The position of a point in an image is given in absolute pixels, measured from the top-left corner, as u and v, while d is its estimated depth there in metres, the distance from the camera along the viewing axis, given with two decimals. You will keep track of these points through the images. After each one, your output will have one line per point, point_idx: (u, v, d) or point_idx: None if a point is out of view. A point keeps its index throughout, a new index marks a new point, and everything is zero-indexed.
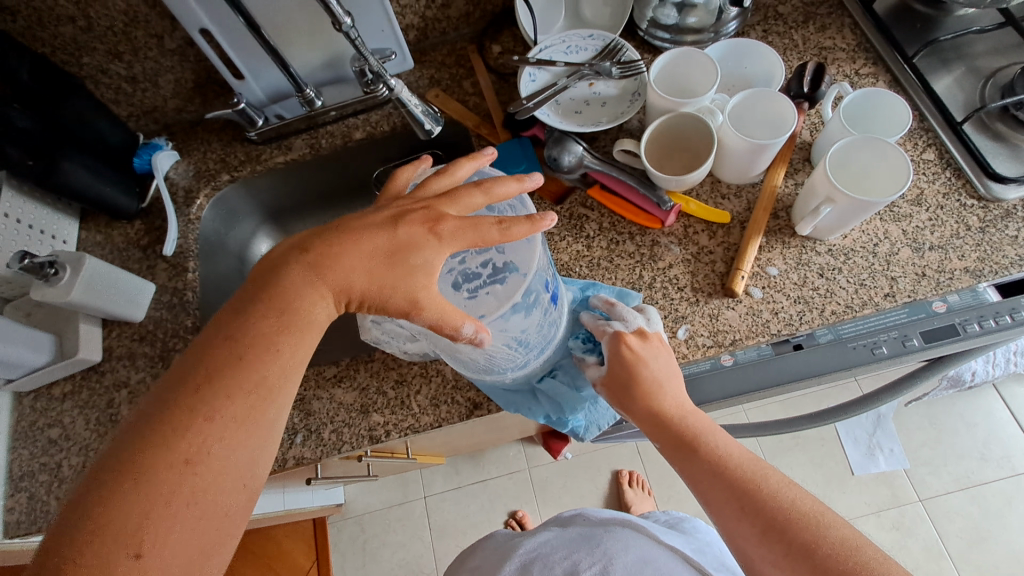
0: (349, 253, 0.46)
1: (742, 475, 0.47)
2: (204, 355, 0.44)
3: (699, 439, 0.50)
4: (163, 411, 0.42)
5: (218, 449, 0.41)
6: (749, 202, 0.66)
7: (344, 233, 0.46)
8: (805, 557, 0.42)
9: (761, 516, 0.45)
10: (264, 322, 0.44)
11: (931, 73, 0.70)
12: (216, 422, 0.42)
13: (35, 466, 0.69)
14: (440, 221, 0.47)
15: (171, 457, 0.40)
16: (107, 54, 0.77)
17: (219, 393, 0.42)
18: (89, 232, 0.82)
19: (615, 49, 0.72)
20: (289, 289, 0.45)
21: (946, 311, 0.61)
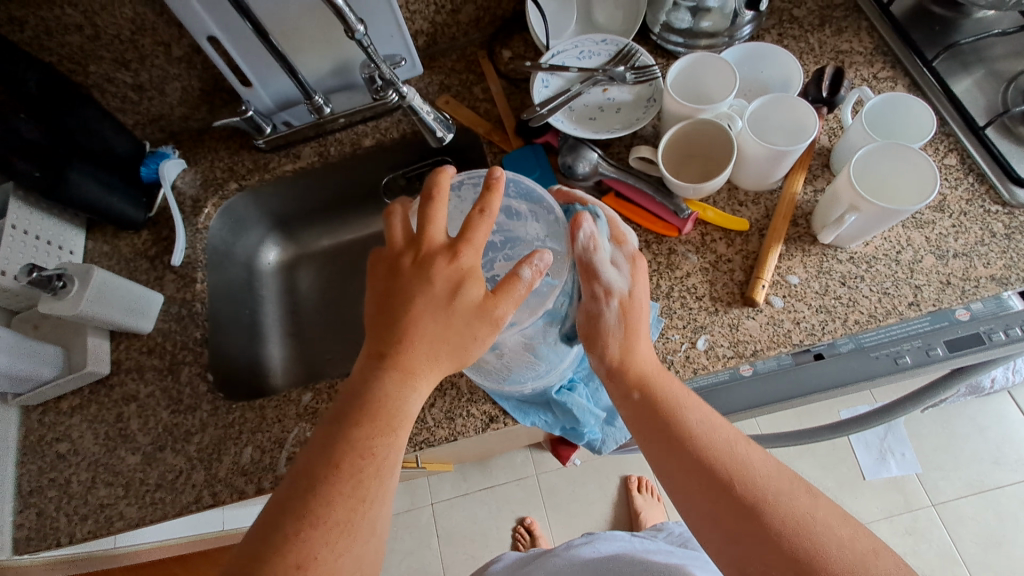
0: (422, 340, 0.43)
1: (705, 443, 0.47)
2: (304, 459, 0.42)
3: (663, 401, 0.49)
4: (267, 520, 0.40)
5: (329, 554, 0.39)
6: (767, 209, 0.65)
7: (406, 318, 0.44)
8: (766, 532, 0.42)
9: (722, 482, 0.45)
10: (354, 422, 0.42)
11: (950, 77, 0.69)
12: (325, 529, 0.39)
13: (44, 482, 0.68)
14: (452, 263, 0.44)
15: (284, 564, 0.38)
16: (113, 62, 0.76)
17: (324, 495, 0.40)
18: (96, 243, 0.81)
19: (629, 55, 0.71)
20: (373, 386, 0.43)
21: (969, 319, 0.60)
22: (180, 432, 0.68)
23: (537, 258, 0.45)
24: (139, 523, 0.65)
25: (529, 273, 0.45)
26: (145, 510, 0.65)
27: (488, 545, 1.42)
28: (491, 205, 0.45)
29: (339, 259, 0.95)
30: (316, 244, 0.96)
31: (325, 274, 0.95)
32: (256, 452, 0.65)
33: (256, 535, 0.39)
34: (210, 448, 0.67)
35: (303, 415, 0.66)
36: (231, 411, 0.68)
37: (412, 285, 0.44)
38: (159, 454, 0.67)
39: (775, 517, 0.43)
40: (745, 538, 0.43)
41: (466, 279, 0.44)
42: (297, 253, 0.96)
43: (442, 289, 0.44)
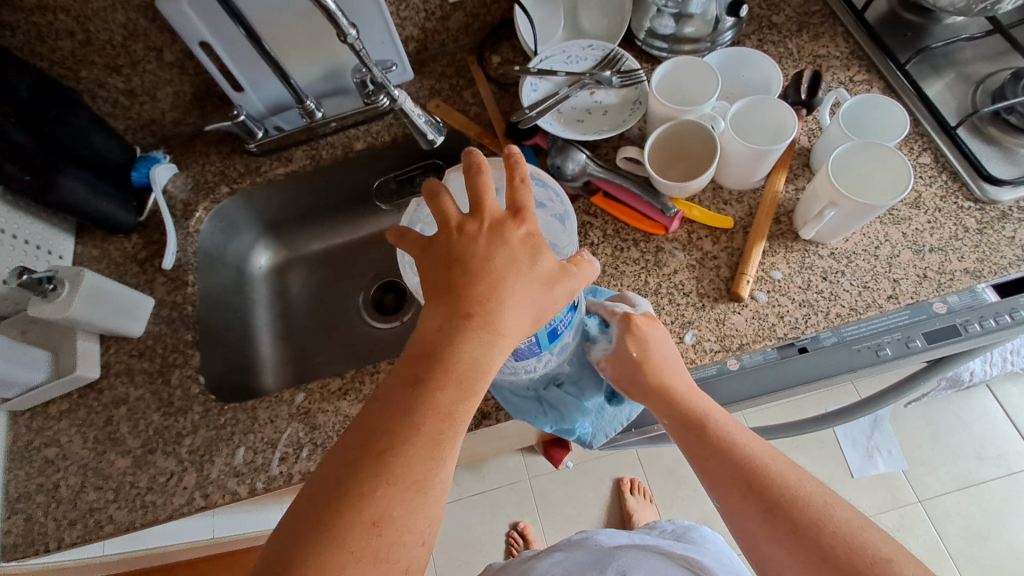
0: (511, 300, 0.43)
1: (753, 463, 0.46)
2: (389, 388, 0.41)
3: (709, 427, 0.50)
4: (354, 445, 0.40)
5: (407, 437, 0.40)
6: (750, 208, 0.67)
7: (485, 273, 0.43)
8: (806, 538, 0.42)
9: (765, 497, 0.45)
10: (429, 379, 0.41)
11: (923, 80, 0.71)
12: (400, 488, 0.39)
13: (33, 487, 0.67)
14: (522, 228, 0.45)
15: (370, 450, 0.39)
16: (105, 67, 0.77)
17: (417, 407, 0.40)
18: (84, 247, 0.81)
19: (615, 59, 0.73)
20: (458, 346, 0.41)
21: (946, 311, 0.62)
22: (170, 434, 0.68)
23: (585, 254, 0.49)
24: (130, 526, 0.64)
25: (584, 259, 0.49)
26: (136, 514, 0.64)
27: (480, 551, 1.42)
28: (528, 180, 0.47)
29: (331, 263, 0.95)
30: (307, 248, 0.96)
31: (316, 278, 0.95)
32: (248, 453, 0.65)
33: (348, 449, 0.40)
34: (202, 450, 0.66)
35: (295, 415, 0.66)
36: (223, 413, 0.68)
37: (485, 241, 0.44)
38: (150, 457, 0.67)
39: (817, 523, 0.43)
40: (786, 548, 0.43)
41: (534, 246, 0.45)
42: (288, 257, 0.96)
43: (524, 258, 0.44)
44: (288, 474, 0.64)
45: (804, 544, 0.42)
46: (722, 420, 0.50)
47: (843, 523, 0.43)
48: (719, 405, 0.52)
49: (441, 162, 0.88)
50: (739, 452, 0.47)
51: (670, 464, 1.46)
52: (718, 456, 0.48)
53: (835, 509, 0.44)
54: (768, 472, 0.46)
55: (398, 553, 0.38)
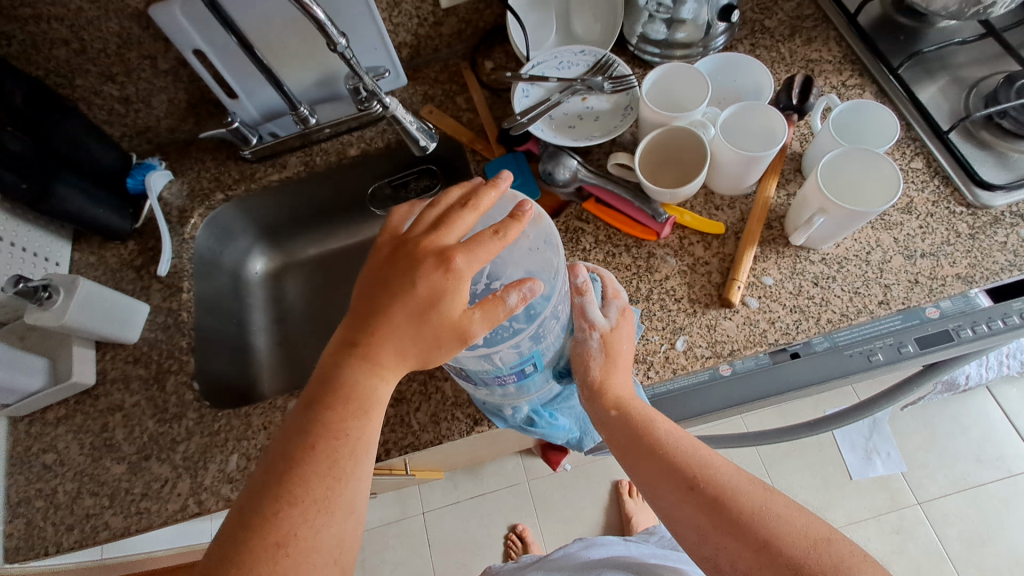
0: (397, 327, 0.44)
1: (691, 466, 0.48)
2: (305, 407, 0.44)
3: (649, 434, 0.51)
4: (276, 461, 0.43)
5: (321, 457, 0.42)
6: (742, 213, 0.67)
7: (382, 304, 0.44)
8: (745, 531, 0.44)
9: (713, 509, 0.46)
10: (320, 402, 0.43)
11: (916, 84, 0.71)
12: (303, 507, 0.41)
13: (30, 492, 0.68)
14: (440, 269, 0.43)
15: (290, 463, 0.42)
16: (100, 75, 0.77)
17: (327, 425, 0.43)
18: (82, 254, 0.82)
19: (607, 65, 0.73)
20: (346, 374, 0.44)
21: (939, 316, 0.61)
22: (165, 441, 0.68)
23: (527, 286, 0.44)
24: (125, 532, 0.65)
25: (514, 299, 0.44)
26: (130, 520, 0.65)
27: (480, 553, 1.42)
28: (507, 228, 0.45)
29: (327, 268, 0.96)
30: (303, 253, 0.97)
31: (312, 283, 0.96)
32: (241, 459, 0.66)
33: (270, 462, 0.43)
34: (196, 456, 0.67)
35: None
36: (217, 419, 0.68)
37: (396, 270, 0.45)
38: (145, 464, 0.67)
39: (755, 518, 0.45)
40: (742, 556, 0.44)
41: (447, 290, 0.43)
42: (284, 262, 0.96)
43: (424, 298, 0.43)
44: None
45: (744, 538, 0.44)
46: (662, 427, 0.52)
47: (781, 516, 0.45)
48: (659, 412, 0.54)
49: (436, 167, 0.88)
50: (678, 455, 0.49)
51: None
52: (660, 463, 0.49)
53: (771, 504, 0.46)
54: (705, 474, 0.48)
55: (309, 568, 0.40)
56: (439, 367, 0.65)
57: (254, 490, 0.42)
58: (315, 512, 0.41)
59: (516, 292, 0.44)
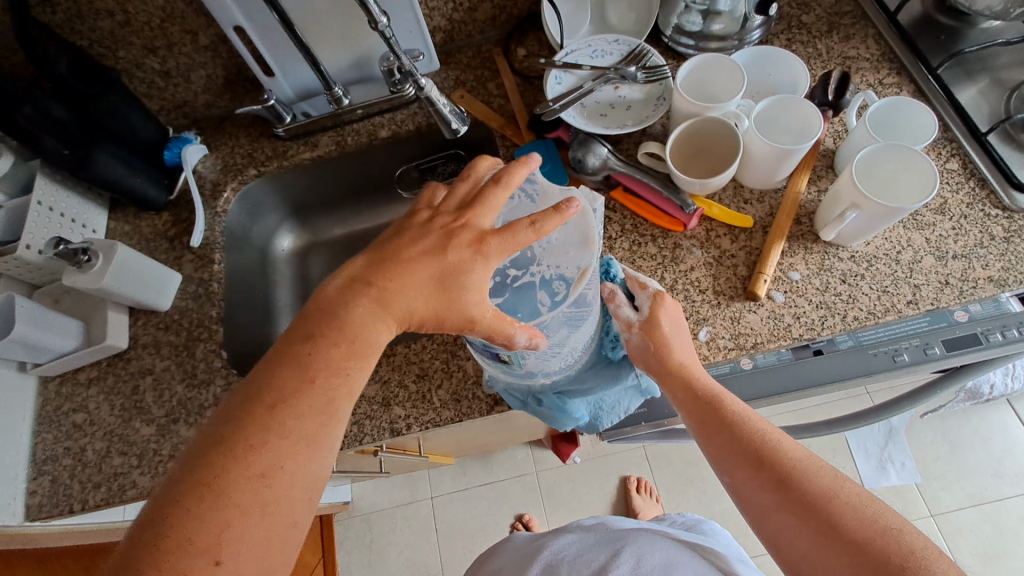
0: (411, 285, 0.46)
1: (762, 440, 0.49)
2: (308, 340, 0.45)
3: (723, 409, 0.51)
4: (267, 390, 0.43)
5: (314, 395, 0.43)
6: (771, 208, 0.67)
7: (403, 258, 0.47)
8: (817, 510, 0.44)
9: (777, 471, 0.47)
10: (320, 337, 0.45)
11: (955, 84, 0.70)
12: (292, 442, 0.42)
13: (60, 450, 0.70)
14: (471, 249, 0.47)
15: (285, 393, 0.43)
16: (142, 48, 0.79)
17: (326, 366, 0.44)
18: (117, 223, 0.84)
19: (641, 54, 0.73)
20: (352, 315, 0.45)
21: (967, 320, 0.61)
22: (193, 406, 0.70)
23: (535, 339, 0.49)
24: (151, 492, 0.67)
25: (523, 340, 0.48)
26: (158, 479, 0.67)
27: (486, 540, 1.44)
28: (546, 222, 0.46)
29: (351, 249, 0.97)
30: (329, 232, 0.98)
31: (336, 262, 0.97)
32: None
33: (260, 387, 0.44)
34: None
35: None
36: None
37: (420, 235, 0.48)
38: (172, 427, 0.69)
39: (825, 495, 0.45)
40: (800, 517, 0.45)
41: (476, 264, 0.47)
42: (311, 241, 0.98)
43: (447, 264, 0.46)
44: None
45: (818, 519, 0.44)
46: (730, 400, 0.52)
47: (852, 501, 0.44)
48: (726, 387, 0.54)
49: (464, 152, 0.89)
50: (753, 431, 0.49)
51: (677, 465, 1.46)
52: (731, 436, 0.50)
53: (840, 482, 0.46)
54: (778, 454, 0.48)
55: (286, 500, 0.42)
56: (461, 347, 0.66)
57: (239, 409, 0.43)
58: (301, 449, 0.42)
59: (525, 335, 0.48)
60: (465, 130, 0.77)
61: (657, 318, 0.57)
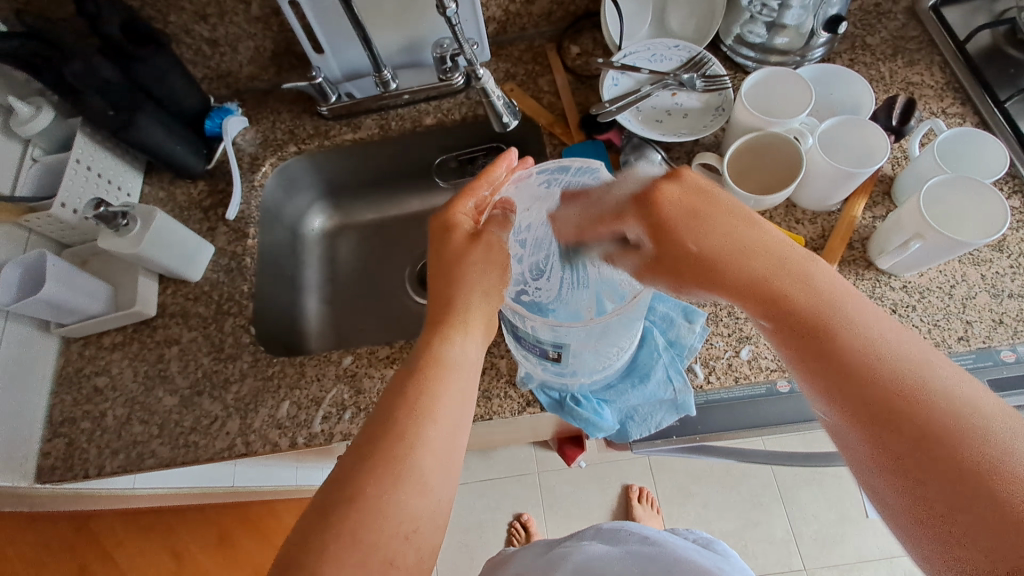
0: (462, 300, 0.52)
1: (856, 348, 0.41)
2: (401, 374, 0.48)
3: (809, 308, 0.43)
4: (368, 422, 0.46)
5: (401, 415, 0.45)
6: (824, 229, 0.65)
7: (441, 280, 0.53)
8: (910, 439, 0.37)
9: (866, 386, 0.40)
10: (415, 374, 0.47)
11: (1021, 119, 0.69)
12: (380, 464, 0.42)
13: (80, 413, 0.70)
14: (461, 233, 0.55)
15: (387, 419, 0.45)
16: (193, 14, 0.78)
17: (414, 390, 0.46)
18: (151, 188, 0.83)
19: (701, 62, 0.72)
20: (428, 346, 0.50)
21: (1015, 360, 0.59)
22: (218, 379, 0.69)
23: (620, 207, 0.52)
24: (170, 463, 0.66)
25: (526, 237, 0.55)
26: (177, 451, 0.66)
27: (482, 537, 1.43)
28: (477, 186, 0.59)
29: (381, 234, 0.96)
30: (361, 216, 0.97)
31: (365, 246, 0.96)
32: (292, 407, 0.66)
33: (366, 423, 0.46)
34: (247, 399, 0.68)
35: (341, 377, 0.67)
36: (272, 364, 0.69)
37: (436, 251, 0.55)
38: (196, 399, 0.69)
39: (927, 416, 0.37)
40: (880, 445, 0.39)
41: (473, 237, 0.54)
42: (341, 222, 0.97)
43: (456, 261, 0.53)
44: (328, 433, 0.65)
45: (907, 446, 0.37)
46: (830, 294, 0.44)
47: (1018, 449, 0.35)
48: (840, 280, 0.45)
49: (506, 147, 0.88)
50: (863, 346, 0.41)
51: (681, 479, 1.44)
52: (814, 341, 0.43)
53: (961, 408, 0.37)
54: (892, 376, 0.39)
55: (376, 528, 0.40)
56: (496, 344, 0.65)
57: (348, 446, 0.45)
58: (388, 471, 0.42)
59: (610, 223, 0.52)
60: (515, 125, 0.76)
61: (700, 209, 0.48)
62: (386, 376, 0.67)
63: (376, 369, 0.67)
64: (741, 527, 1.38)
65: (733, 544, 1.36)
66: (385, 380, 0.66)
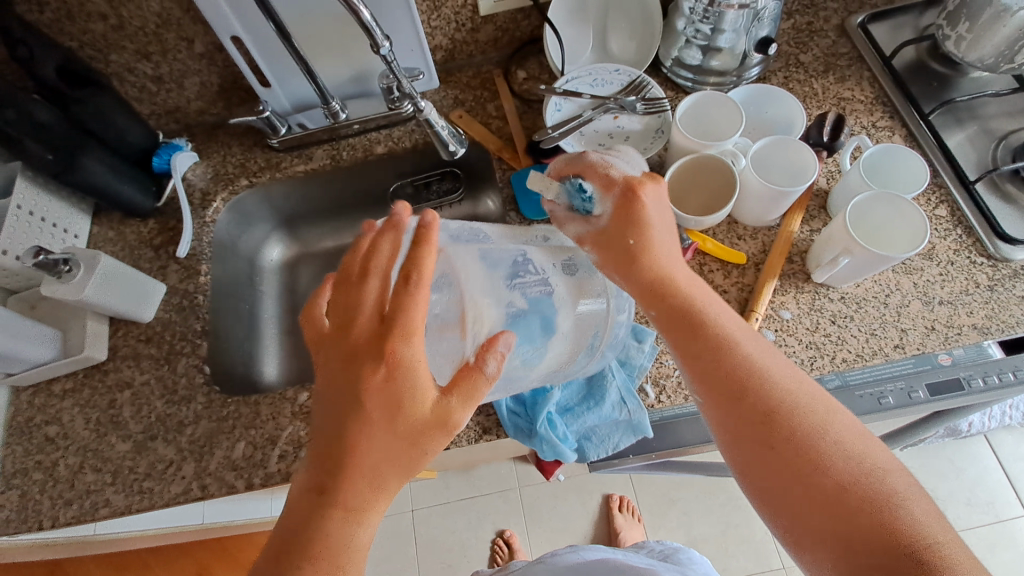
0: (371, 441, 0.45)
1: (788, 403, 0.46)
2: (302, 507, 0.45)
3: (754, 377, 0.47)
4: (269, 564, 0.45)
5: (307, 564, 0.43)
6: (764, 245, 0.67)
7: (354, 416, 0.45)
8: (819, 475, 0.43)
9: (786, 429, 0.45)
10: (311, 520, 0.44)
11: (945, 130, 0.72)
12: None
13: (30, 463, 0.68)
14: (392, 355, 0.45)
15: (289, 569, 0.44)
16: (135, 53, 0.77)
17: (314, 539, 0.44)
18: (101, 228, 0.82)
19: (641, 86, 0.74)
20: (335, 487, 0.45)
21: (951, 364, 0.62)
22: (172, 422, 0.68)
23: (502, 345, 0.48)
24: (125, 511, 0.65)
25: (494, 367, 0.47)
26: (132, 498, 0.65)
27: (465, 555, 1.42)
28: (414, 262, 0.46)
29: (341, 262, 0.96)
30: (320, 244, 0.96)
31: (326, 274, 0.95)
32: (248, 447, 0.66)
33: (264, 568, 0.45)
34: (202, 441, 0.67)
35: (297, 414, 0.67)
36: (226, 405, 0.68)
37: (356, 377, 0.46)
38: (150, 444, 0.68)
39: (845, 459, 0.44)
40: (784, 469, 0.44)
41: (384, 346, 0.45)
42: (301, 252, 0.96)
43: (384, 385, 0.45)
44: (285, 472, 0.64)
45: (813, 474, 0.43)
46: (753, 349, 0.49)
47: (911, 507, 0.41)
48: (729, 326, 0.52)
49: (461, 171, 0.90)
50: (786, 401, 0.46)
51: (660, 486, 1.46)
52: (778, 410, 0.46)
53: (877, 463, 0.44)
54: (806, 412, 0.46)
55: None
56: None
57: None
58: None
59: (492, 358, 0.47)
60: (461, 153, 0.77)
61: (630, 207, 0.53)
62: None
63: None
64: (719, 530, 1.40)
65: (713, 547, 1.38)
66: None
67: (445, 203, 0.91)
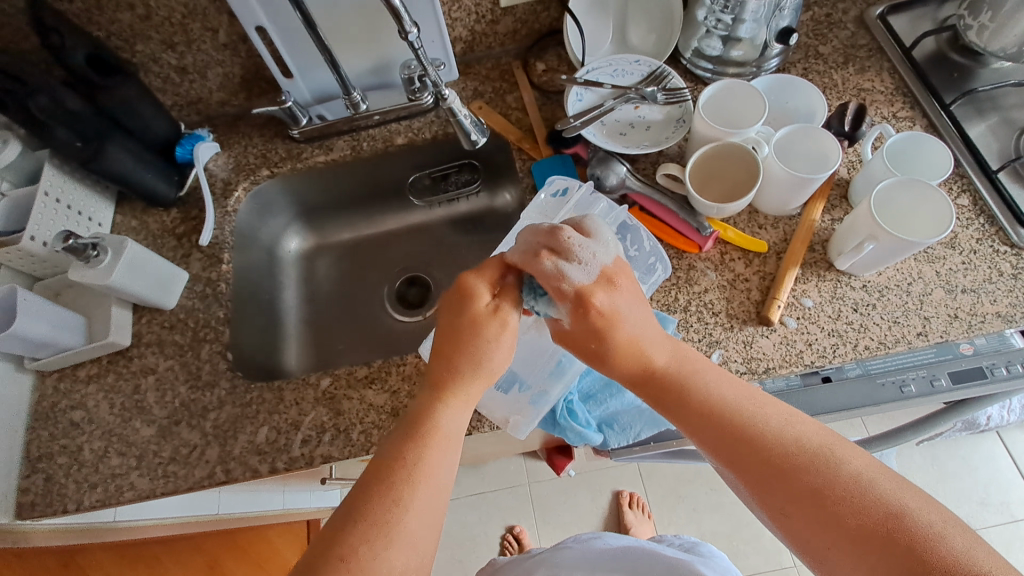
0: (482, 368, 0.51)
1: (789, 457, 0.43)
2: (414, 423, 0.48)
3: (750, 429, 0.45)
4: (369, 475, 0.46)
5: (406, 475, 0.45)
6: (785, 234, 0.68)
7: (471, 344, 0.51)
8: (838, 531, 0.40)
9: (794, 488, 0.42)
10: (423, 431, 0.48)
11: (966, 121, 0.72)
12: (369, 529, 0.43)
13: (56, 448, 0.69)
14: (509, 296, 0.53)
15: (390, 479, 0.45)
16: (161, 43, 0.78)
17: (418, 451, 0.47)
18: (123, 217, 0.83)
19: (662, 76, 0.74)
20: (443, 409, 0.49)
21: (973, 353, 0.63)
22: (196, 408, 0.69)
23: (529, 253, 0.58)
24: (149, 494, 0.65)
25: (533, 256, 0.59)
26: (157, 482, 0.66)
27: (475, 550, 1.42)
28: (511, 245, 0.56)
29: (358, 254, 0.96)
30: (337, 236, 0.97)
31: (343, 265, 0.96)
32: (271, 432, 0.66)
33: (363, 478, 0.46)
34: (225, 426, 0.67)
35: (320, 400, 0.67)
36: (249, 391, 0.69)
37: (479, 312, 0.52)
38: (174, 428, 0.68)
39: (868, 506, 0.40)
40: (805, 524, 0.42)
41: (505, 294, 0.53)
42: (318, 243, 0.96)
43: (500, 320, 0.52)
44: (308, 457, 0.65)
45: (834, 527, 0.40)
46: (746, 400, 0.47)
47: (949, 542, 0.38)
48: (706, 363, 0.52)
49: (478, 163, 0.91)
50: (790, 454, 0.44)
51: (670, 482, 1.46)
52: (778, 465, 0.44)
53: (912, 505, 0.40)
54: (800, 456, 0.43)
55: None
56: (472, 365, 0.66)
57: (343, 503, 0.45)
58: (384, 526, 0.43)
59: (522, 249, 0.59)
60: (481, 142, 0.77)
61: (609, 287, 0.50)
62: (366, 397, 0.67)
63: (355, 390, 0.67)
64: (731, 526, 1.39)
65: (724, 544, 1.37)
66: (365, 401, 0.67)
67: (463, 195, 0.93)
